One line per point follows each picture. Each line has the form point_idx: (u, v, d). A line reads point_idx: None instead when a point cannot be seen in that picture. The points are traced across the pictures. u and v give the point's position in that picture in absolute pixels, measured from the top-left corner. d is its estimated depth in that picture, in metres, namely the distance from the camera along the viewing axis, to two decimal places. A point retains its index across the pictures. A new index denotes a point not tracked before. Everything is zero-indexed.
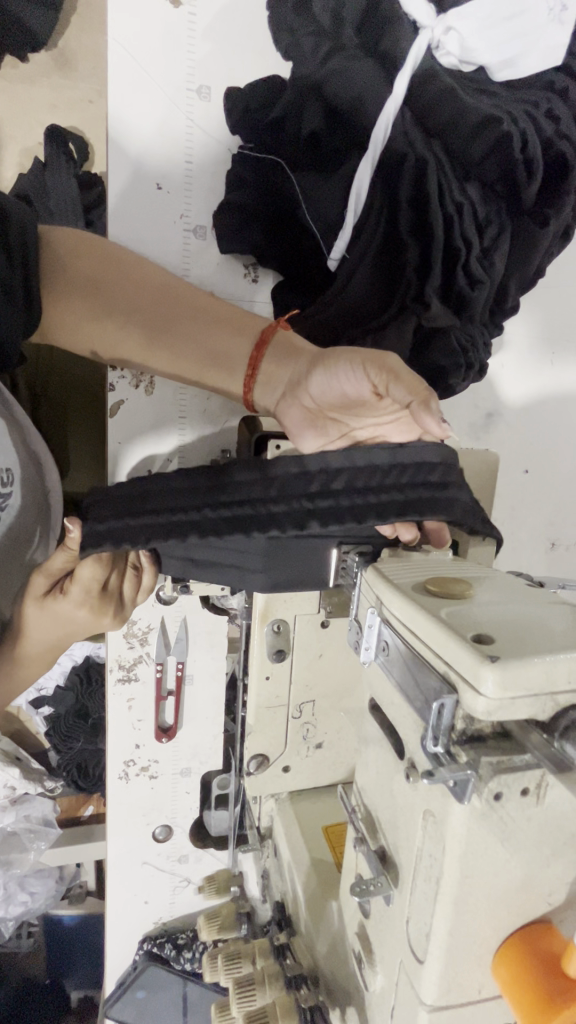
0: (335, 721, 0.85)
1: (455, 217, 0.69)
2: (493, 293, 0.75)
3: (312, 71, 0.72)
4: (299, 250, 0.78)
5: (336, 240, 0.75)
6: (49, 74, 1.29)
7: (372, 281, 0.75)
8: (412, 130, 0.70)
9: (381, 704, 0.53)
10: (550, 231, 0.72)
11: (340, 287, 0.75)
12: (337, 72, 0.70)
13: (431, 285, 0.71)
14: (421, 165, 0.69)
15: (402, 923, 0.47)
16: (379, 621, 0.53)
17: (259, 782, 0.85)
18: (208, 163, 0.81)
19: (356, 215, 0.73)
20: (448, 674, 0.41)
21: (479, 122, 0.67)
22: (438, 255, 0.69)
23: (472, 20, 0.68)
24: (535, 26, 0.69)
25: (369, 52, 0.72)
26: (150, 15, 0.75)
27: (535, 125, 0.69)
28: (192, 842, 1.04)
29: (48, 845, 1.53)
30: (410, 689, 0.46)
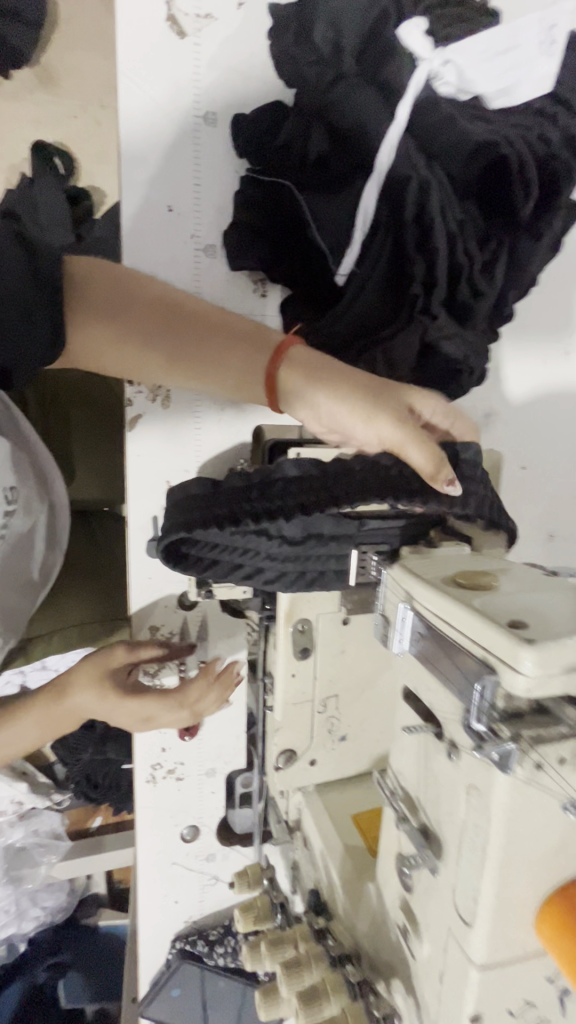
0: (358, 713, 0.89)
1: (457, 234, 0.74)
2: (493, 303, 0.80)
3: (316, 99, 0.76)
4: (307, 266, 0.82)
5: (344, 256, 0.78)
6: (33, 90, 1.36)
7: (380, 294, 0.79)
8: (413, 153, 0.74)
9: (416, 690, 0.57)
10: (544, 245, 0.78)
11: (349, 301, 0.79)
12: (340, 100, 0.74)
13: (437, 299, 0.75)
14: (424, 185, 0.73)
15: (449, 892, 0.51)
16: (411, 614, 0.57)
17: (287, 777, 0.89)
18: (216, 184, 0.84)
19: (363, 233, 0.77)
20: (488, 657, 0.45)
21: (476, 146, 0.72)
22: (442, 271, 0.74)
23: (468, 54, 0.75)
24: (527, 57, 0.73)
25: (368, 79, 0.76)
26: (158, 46, 0.79)
27: (528, 146, 0.74)
28: (219, 840, 1.07)
29: (59, 858, 1.56)
30: (450, 675, 0.50)
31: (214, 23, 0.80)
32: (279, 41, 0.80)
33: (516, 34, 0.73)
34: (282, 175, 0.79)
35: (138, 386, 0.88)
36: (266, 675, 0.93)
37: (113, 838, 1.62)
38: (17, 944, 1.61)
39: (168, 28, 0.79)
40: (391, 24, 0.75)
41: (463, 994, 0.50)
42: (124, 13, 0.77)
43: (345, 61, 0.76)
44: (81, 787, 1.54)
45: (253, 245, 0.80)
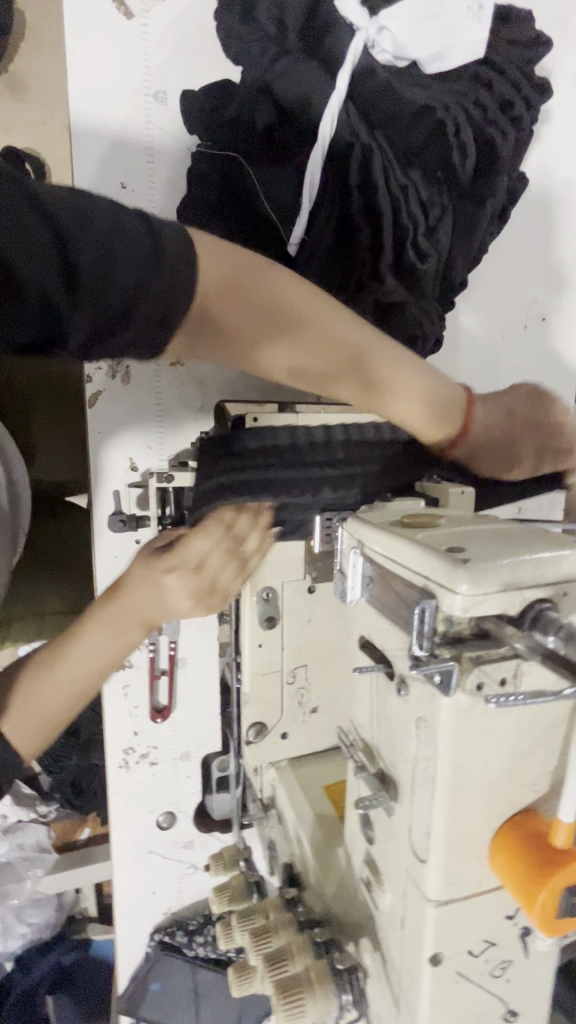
0: (328, 683, 0.88)
1: (402, 199, 0.75)
2: (442, 268, 0.81)
3: (261, 73, 0.78)
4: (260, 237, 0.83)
5: (294, 226, 0.80)
6: None
7: (331, 261, 0.80)
8: (356, 121, 0.76)
9: (370, 636, 0.57)
10: (488, 210, 0.79)
11: (302, 269, 0.80)
12: (283, 73, 0.76)
13: (385, 263, 0.76)
14: (368, 152, 0.75)
15: (405, 832, 0.50)
16: (362, 560, 0.57)
17: (259, 751, 0.88)
18: (169, 162, 0.86)
19: (311, 201, 0.78)
20: (428, 584, 0.45)
21: (416, 112, 0.74)
22: (388, 234, 0.75)
23: (402, 20, 0.76)
24: (458, 25, 0.77)
25: (311, 54, 0.78)
26: (106, 28, 0.80)
27: (467, 114, 0.76)
28: (196, 827, 1.05)
29: (45, 872, 1.51)
30: (396, 611, 0.50)
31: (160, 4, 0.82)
32: (224, 21, 0.82)
33: (443, 4, 0.76)
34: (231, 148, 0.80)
35: (97, 363, 0.88)
36: (236, 652, 0.92)
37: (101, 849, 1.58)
38: (2, 961, 1.55)
39: (115, 11, 0.81)
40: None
41: (421, 936, 0.49)
42: None
43: (288, 37, 0.78)
44: (67, 794, 1.51)
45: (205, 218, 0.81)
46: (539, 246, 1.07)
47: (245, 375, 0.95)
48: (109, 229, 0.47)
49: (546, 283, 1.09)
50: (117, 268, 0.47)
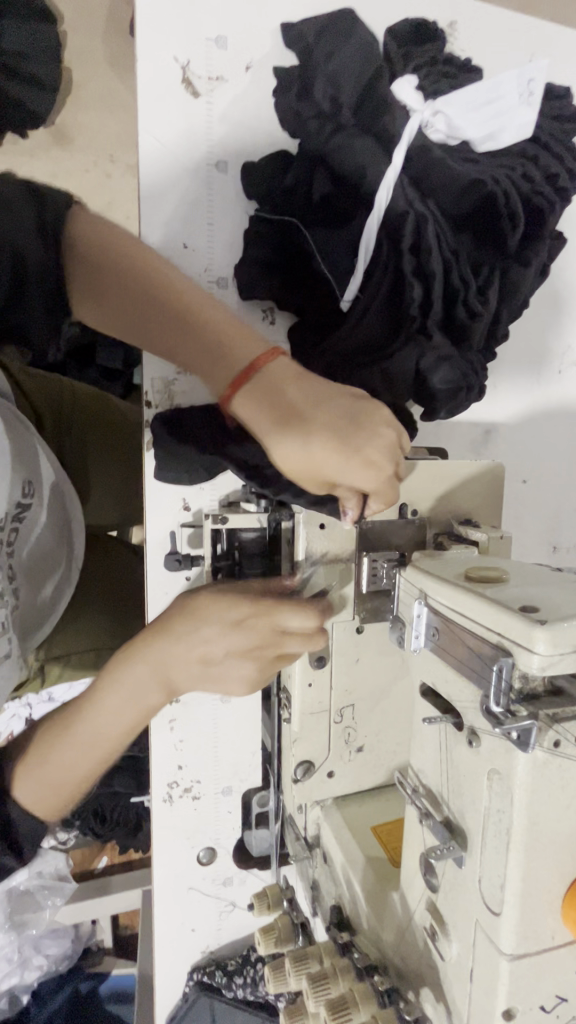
0: (374, 722, 0.90)
1: (452, 263, 0.81)
2: (488, 324, 0.85)
3: (319, 146, 0.84)
4: (313, 294, 0.87)
5: (348, 284, 0.85)
6: (48, 147, 1.53)
7: (383, 317, 0.83)
8: (409, 191, 0.81)
9: (434, 684, 0.59)
10: (533, 271, 0.84)
11: (355, 323, 0.84)
12: (341, 147, 0.82)
13: (433, 320, 0.81)
14: (420, 220, 0.80)
15: (475, 882, 0.52)
16: (426, 610, 0.60)
17: (305, 790, 0.89)
18: (227, 224, 0.91)
19: (366, 262, 0.84)
20: (502, 641, 0.47)
21: (466, 183, 0.80)
22: (437, 293, 0.80)
23: (456, 106, 0.83)
24: (509, 106, 0.83)
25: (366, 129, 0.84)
26: (174, 105, 0.88)
27: (513, 186, 0.82)
28: (236, 864, 1.05)
29: (64, 901, 1.48)
30: (467, 664, 0.52)
31: (224, 83, 0.89)
32: (285, 100, 0.89)
33: (498, 88, 0.83)
34: (289, 212, 0.85)
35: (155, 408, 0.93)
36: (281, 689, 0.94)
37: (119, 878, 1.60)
38: (19, 996, 1.53)
39: (183, 90, 0.88)
40: (385, 81, 0.84)
41: (495, 989, 0.50)
42: (144, 76, 0.86)
43: (343, 113, 0.84)
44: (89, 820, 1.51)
45: (261, 276, 0.87)
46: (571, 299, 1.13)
47: None
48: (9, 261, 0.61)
49: None
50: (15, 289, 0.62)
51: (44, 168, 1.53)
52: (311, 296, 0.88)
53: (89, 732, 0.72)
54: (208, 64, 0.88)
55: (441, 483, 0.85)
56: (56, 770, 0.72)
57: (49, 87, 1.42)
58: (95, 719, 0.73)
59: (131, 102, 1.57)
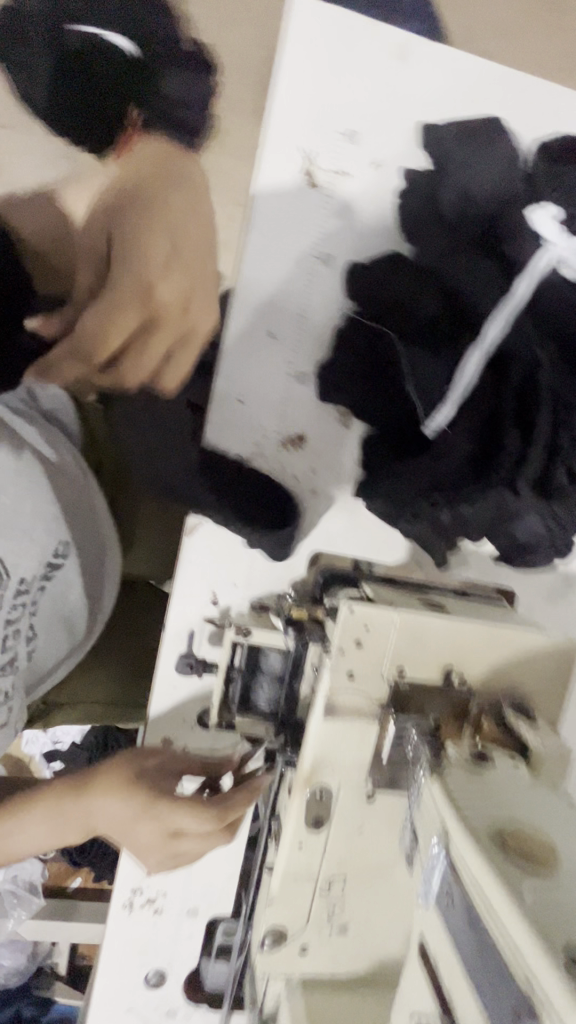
0: (366, 905, 0.77)
1: (563, 414, 0.72)
2: None
3: (435, 262, 0.79)
4: (392, 411, 0.80)
5: (436, 411, 0.76)
6: None
7: (474, 449, 0.74)
8: (525, 330, 0.75)
9: (437, 958, 0.50)
10: None
11: (434, 458, 0.76)
12: (459, 270, 0.77)
13: (526, 478, 0.71)
14: (532, 363, 0.74)
15: None
16: (445, 860, 0.50)
17: (271, 960, 0.77)
18: (320, 319, 0.86)
19: (460, 394, 0.75)
20: (531, 988, 0.38)
21: None
22: (536, 450, 0.70)
23: None
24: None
25: (489, 251, 0.78)
26: (291, 194, 0.84)
27: None
28: (184, 995, 0.95)
29: (29, 917, 1.42)
30: (490, 984, 0.42)
31: (348, 177, 0.84)
32: (406, 203, 0.83)
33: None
34: (384, 326, 0.80)
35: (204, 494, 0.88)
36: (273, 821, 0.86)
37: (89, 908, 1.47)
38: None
39: (303, 181, 0.84)
40: (519, 207, 0.77)
41: None
42: (267, 161, 0.83)
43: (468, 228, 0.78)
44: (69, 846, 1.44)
45: (349, 381, 0.82)
46: None
47: (347, 529, 0.90)
48: None
49: None
50: None
51: None
52: (392, 412, 0.81)
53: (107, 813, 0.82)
54: (334, 157, 0.84)
55: (498, 655, 0.74)
56: (53, 831, 0.80)
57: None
58: (93, 811, 0.81)
59: None
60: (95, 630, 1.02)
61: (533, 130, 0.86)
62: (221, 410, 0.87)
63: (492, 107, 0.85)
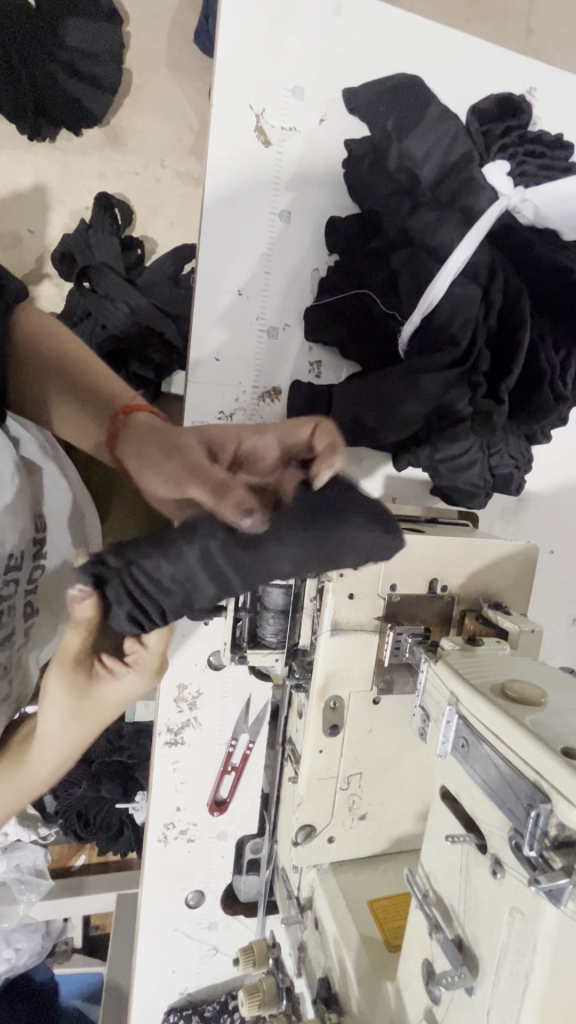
0: (379, 793, 0.89)
1: (538, 346, 0.78)
2: (563, 409, 0.83)
3: (398, 219, 0.84)
4: (380, 349, 0.88)
5: (408, 320, 0.82)
6: (101, 148, 1.46)
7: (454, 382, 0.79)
8: (492, 260, 0.79)
9: (457, 794, 0.58)
10: None
11: (413, 363, 0.81)
12: (420, 223, 0.82)
13: (505, 386, 0.77)
14: (510, 289, 0.78)
15: (483, 1013, 0.51)
16: (457, 718, 0.58)
17: (304, 853, 0.88)
18: (284, 274, 0.91)
19: (425, 309, 0.79)
20: (540, 783, 0.46)
21: (553, 267, 0.77)
22: (521, 360, 0.76)
23: (548, 197, 0.78)
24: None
25: (443, 203, 0.83)
26: (244, 152, 0.87)
27: None
28: (222, 909, 1.05)
29: (39, 897, 1.52)
30: (500, 794, 0.51)
31: (295, 133, 0.88)
32: (356, 162, 0.87)
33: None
34: (357, 281, 0.87)
35: None
36: (291, 748, 0.94)
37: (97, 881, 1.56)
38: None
39: (255, 138, 0.87)
40: (475, 163, 0.81)
41: None
42: (218, 119, 0.85)
43: (421, 190, 0.83)
44: (71, 823, 1.54)
45: (329, 326, 0.88)
46: None
47: None
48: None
49: None
50: None
51: (92, 167, 1.46)
52: (377, 349, 0.88)
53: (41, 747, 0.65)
54: (282, 115, 0.87)
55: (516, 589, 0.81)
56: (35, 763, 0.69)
57: (108, 87, 1.39)
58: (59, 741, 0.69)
59: (189, 111, 1.50)
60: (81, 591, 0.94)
61: (456, 75, 0.91)
62: (198, 371, 0.90)
63: (421, 62, 0.90)
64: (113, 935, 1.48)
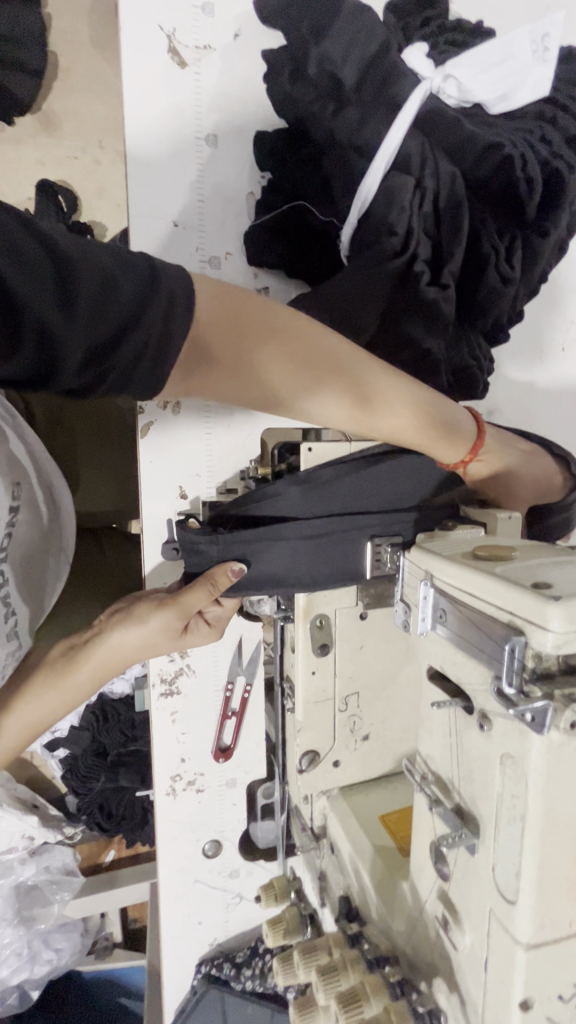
0: (380, 710, 0.87)
1: (480, 229, 0.80)
2: (513, 294, 0.82)
3: (325, 124, 0.81)
4: (326, 258, 0.88)
5: (345, 223, 0.83)
6: (36, 134, 1.34)
7: (400, 276, 0.79)
8: (420, 148, 0.79)
9: (442, 668, 0.56)
10: (551, 241, 0.82)
11: (360, 260, 0.80)
12: (346, 125, 0.80)
13: (448, 270, 0.78)
14: (442, 174, 0.78)
15: (488, 870, 0.50)
16: (434, 591, 0.57)
17: (311, 779, 0.87)
18: (218, 201, 0.88)
19: (360, 213, 0.81)
20: (514, 621, 0.45)
21: (485, 145, 0.77)
22: (461, 244, 0.78)
23: (468, 68, 0.81)
24: (522, 67, 0.79)
25: (369, 100, 0.81)
26: (162, 78, 0.84)
27: (532, 151, 0.79)
28: (241, 856, 1.04)
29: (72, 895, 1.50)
30: (477, 647, 0.50)
31: (211, 52, 0.85)
32: (278, 75, 0.84)
33: (510, 46, 0.79)
34: (295, 191, 0.85)
35: None
36: (285, 680, 0.92)
37: (127, 874, 1.55)
38: (28, 993, 1.51)
39: (170, 61, 0.84)
40: (393, 51, 0.80)
41: (511, 979, 0.48)
42: (129, 47, 0.82)
43: (345, 91, 0.81)
44: (95, 816, 1.51)
45: (270, 243, 0.86)
46: None
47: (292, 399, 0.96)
48: (109, 270, 0.46)
49: None
50: (116, 287, 0.45)
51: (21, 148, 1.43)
52: (322, 262, 0.88)
53: (109, 647, 0.77)
54: (195, 34, 0.84)
55: (528, 487, 0.78)
56: (62, 691, 0.78)
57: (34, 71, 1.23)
58: (92, 661, 0.78)
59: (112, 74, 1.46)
60: (65, 556, 0.95)
61: None
62: None
63: None
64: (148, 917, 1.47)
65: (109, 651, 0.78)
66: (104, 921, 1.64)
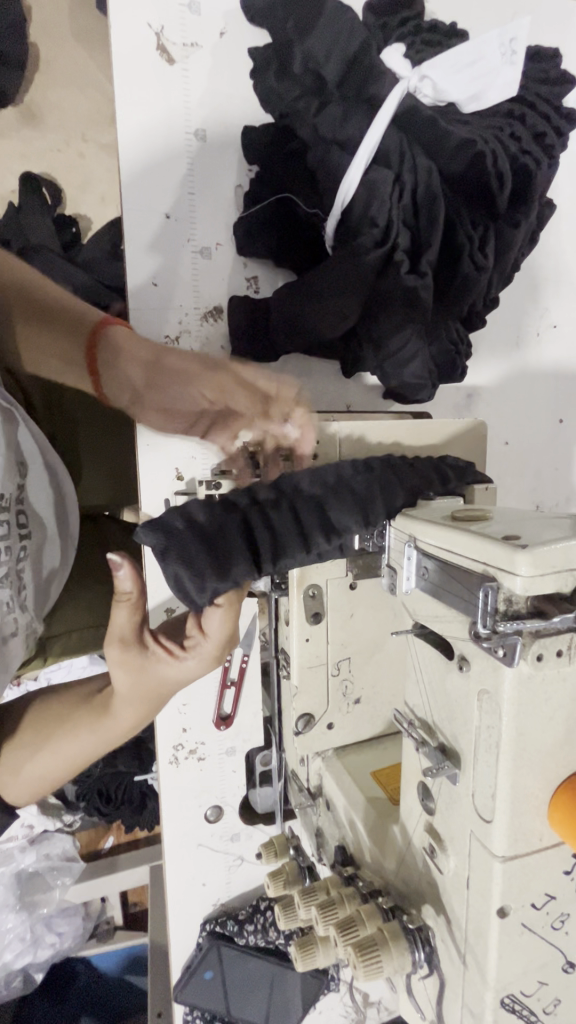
0: (370, 675, 0.93)
1: (455, 221, 0.84)
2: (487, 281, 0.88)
3: (308, 119, 0.86)
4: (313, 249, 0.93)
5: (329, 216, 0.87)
6: (17, 128, 1.35)
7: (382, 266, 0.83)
8: (399, 143, 0.83)
9: (425, 621, 0.61)
10: (522, 231, 0.87)
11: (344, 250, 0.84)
12: (329, 121, 0.84)
13: (426, 259, 0.83)
14: (419, 169, 0.83)
15: (468, 796, 0.56)
16: (417, 552, 0.62)
17: (307, 740, 0.93)
18: (208, 192, 0.92)
19: (342, 206, 0.85)
20: (487, 569, 0.51)
21: (459, 141, 0.81)
22: (438, 234, 0.82)
23: (441, 69, 0.86)
24: (492, 68, 0.85)
25: (350, 97, 0.85)
26: (151, 74, 0.87)
27: (502, 146, 0.84)
28: (241, 820, 1.10)
29: (73, 879, 1.55)
30: (455, 598, 0.55)
31: (197, 49, 0.89)
32: (263, 71, 0.88)
33: (479, 49, 0.85)
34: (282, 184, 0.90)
35: None
36: (279, 650, 0.97)
37: (127, 857, 1.60)
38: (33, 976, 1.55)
39: (158, 57, 0.87)
40: (373, 51, 0.85)
41: (489, 891, 0.54)
42: (119, 43, 0.86)
43: (328, 87, 0.85)
44: (94, 800, 1.54)
45: (259, 237, 0.91)
46: (553, 263, 1.13)
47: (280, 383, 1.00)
48: None
49: (552, 295, 1.14)
50: None
51: None
52: (309, 252, 0.93)
53: (121, 698, 0.75)
54: (182, 32, 0.88)
55: None
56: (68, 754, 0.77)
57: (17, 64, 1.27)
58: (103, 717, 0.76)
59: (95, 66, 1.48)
60: (69, 546, 0.99)
61: None
62: (138, 297, 0.91)
63: None
64: (150, 892, 1.52)
65: (125, 700, 0.76)
66: (105, 904, 1.68)
